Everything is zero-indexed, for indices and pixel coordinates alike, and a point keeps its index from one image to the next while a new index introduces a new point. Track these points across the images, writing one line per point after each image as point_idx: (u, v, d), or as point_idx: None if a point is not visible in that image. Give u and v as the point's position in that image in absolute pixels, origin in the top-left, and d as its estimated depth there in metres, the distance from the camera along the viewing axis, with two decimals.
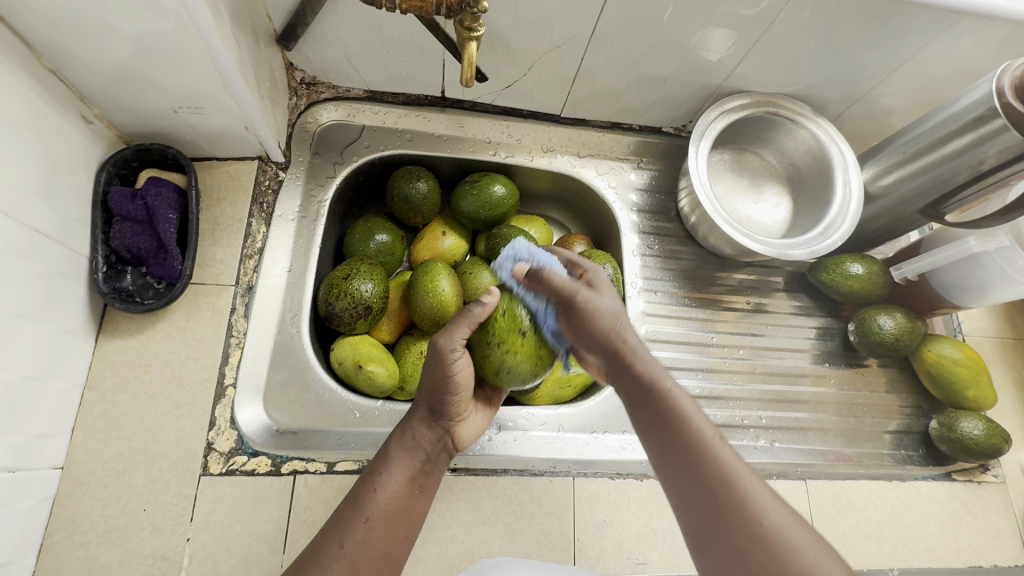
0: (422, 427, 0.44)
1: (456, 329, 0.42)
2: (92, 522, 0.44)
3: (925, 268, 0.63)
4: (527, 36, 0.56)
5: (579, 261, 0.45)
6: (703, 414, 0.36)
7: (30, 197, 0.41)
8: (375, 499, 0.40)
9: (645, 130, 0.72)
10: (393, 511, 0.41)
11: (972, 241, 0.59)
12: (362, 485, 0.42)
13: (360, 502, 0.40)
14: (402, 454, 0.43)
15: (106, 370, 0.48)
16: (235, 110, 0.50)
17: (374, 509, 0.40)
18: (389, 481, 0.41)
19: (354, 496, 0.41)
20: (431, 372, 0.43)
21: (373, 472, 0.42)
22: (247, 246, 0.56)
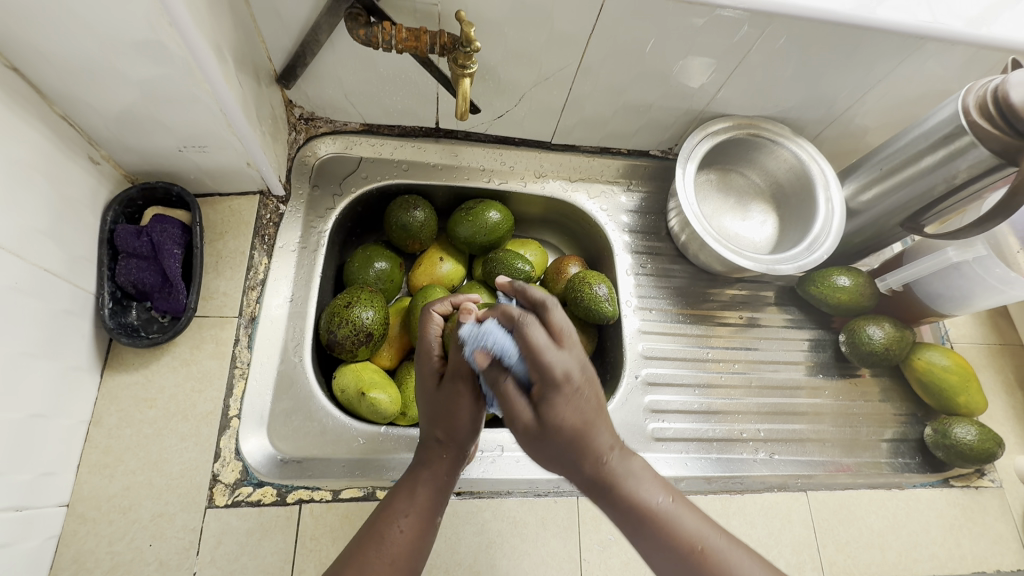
0: (443, 462, 0.42)
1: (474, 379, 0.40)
2: (97, 559, 0.44)
3: (908, 279, 0.64)
4: (517, 69, 0.58)
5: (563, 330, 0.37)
6: (682, 505, 0.38)
7: (40, 238, 0.42)
8: (399, 536, 0.39)
9: (634, 153, 0.75)
10: (411, 550, 0.40)
11: (950, 251, 0.60)
12: (380, 521, 0.40)
13: (384, 536, 0.39)
14: (423, 490, 0.41)
15: (110, 406, 0.49)
16: (238, 147, 0.52)
17: (394, 550, 0.39)
18: (408, 516, 0.40)
19: (373, 535, 0.39)
20: (456, 410, 0.41)
21: (391, 506, 0.41)
22: (249, 278, 0.57)
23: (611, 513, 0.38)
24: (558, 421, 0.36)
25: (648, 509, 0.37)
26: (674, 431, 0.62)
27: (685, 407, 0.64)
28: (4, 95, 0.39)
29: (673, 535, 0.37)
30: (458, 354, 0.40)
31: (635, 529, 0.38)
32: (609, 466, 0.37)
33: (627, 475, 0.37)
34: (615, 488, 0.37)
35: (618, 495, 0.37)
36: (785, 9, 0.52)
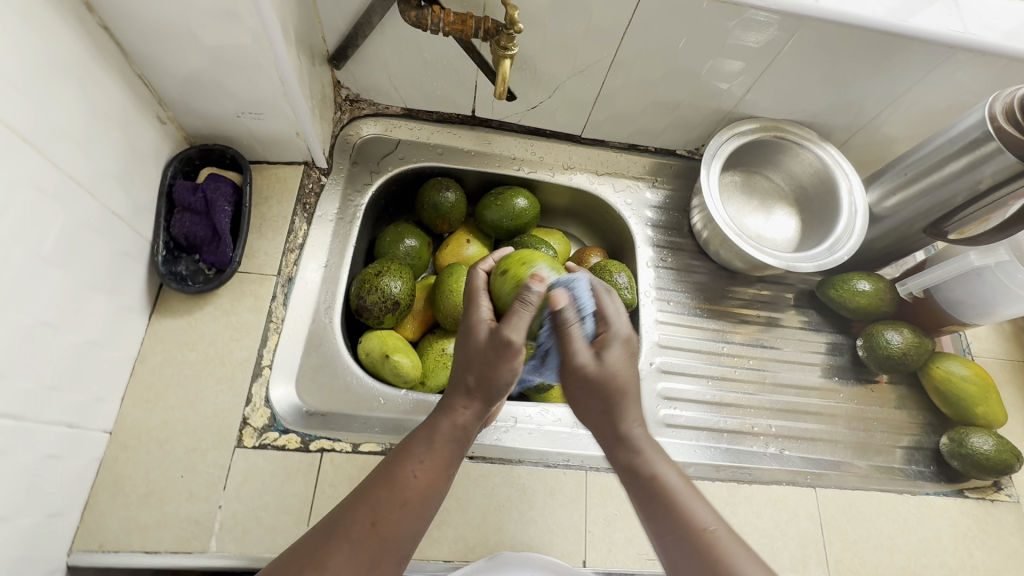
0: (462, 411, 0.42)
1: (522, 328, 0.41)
2: (134, 485, 0.47)
3: (928, 284, 0.64)
4: (554, 60, 0.61)
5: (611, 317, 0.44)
6: (699, 498, 0.39)
7: (111, 183, 0.46)
8: (410, 481, 0.39)
9: (660, 152, 0.77)
10: (425, 486, 0.40)
11: (972, 255, 0.61)
12: (398, 458, 0.40)
13: (397, 475, 0.39)
14: (449, 437, 0.41)
15: (156, 346, 0.52)
16: (290, 117, 0.56)
17: (409, 487, 0.39)
18: (422, 459, 0.40)
19: (390, 466, 0.40)
20: (491, 362, 0.41)
21: (408, 444, 0.41)
22: (289, 241, 0.60)
23: (621, 476, 0.42)
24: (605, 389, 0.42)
25: (676, 493, 0.39)
26: (685, 419, 0.63)
27: (697, 398, 0.65)
28: (95, 50, 0.43)
29: (685, 512, 0.38)
30: (522, 312, 0.41)
31: (660, 514, 0.39)
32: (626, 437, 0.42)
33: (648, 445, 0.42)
34: (639, 461, 0.41)
35: (646, 472, 0.40)
36: (816, 12, 0.54)
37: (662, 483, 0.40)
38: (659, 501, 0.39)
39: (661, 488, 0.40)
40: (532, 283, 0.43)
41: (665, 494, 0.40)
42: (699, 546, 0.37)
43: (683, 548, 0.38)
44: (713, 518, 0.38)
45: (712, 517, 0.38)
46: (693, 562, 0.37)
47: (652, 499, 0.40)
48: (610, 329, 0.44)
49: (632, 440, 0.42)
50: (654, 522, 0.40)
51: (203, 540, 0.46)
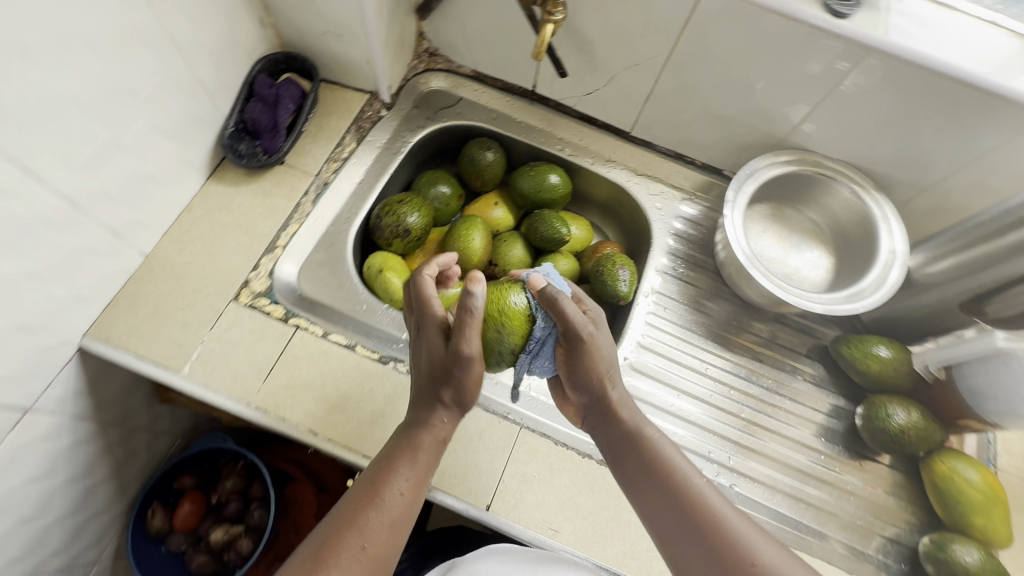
0: (437, 423, 0.47)
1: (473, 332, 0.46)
2: (147, 302, 0.56)
3: (948, 358, 0.59)
4: (612, 48, 0.64)
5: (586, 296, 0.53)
6: (688, 463, 0.46)
7: (206, 58, 0.56)
8: (395, 501, 0.43)
9: (707, 169, 0.76)
10: (405, 507, 0.44)
11: (999, 336, 0.55)
12: (376, 485, 0.44)
13: (381, 497, 0.43)
14: (420, 454, 0.46)
15: (203, 203, 0.62)
16: (364, 45, 0.63)
17: (393, 508, 0.43)
18: (399, 482, 0.44)
19: (371, 493, 0.43)
20: (461, 378, 0.46)
21: (382, 470, 0.44)
22: (336, 152, 0.68)
23: (613, 454, 0.49)
24: (591, 359, 0.48)
25: (665, 456, 0.46)
26: None
27: (662, 406, 0.64)
28: None
29: (675, 476, 0.45)
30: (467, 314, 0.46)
31: (648, 483, 0.46)
32: (615, 413, 0.49)
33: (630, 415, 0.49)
34: (625, 427, 0.48)
35: (631, 437, 0.48)
36: (883, 44, 0.52)
37: (652, 457, 0.46)
38: (643, 467, 0.46)
39: (649, 462, 0.46)
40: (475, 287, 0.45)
41: (657, 467, 0.46)
42: (687, 508, 0.43)
43: (665, 504, 0.44)
44: (699, 475, 0.46)
45: (698, 474, 0.46)
46: (690, 533, 0.43)
47: (644, 474, 0.46)
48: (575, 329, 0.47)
49: (621, 409, 0.49)
50: (647, 497, 0.46)
51: (181, 362, 0.54)
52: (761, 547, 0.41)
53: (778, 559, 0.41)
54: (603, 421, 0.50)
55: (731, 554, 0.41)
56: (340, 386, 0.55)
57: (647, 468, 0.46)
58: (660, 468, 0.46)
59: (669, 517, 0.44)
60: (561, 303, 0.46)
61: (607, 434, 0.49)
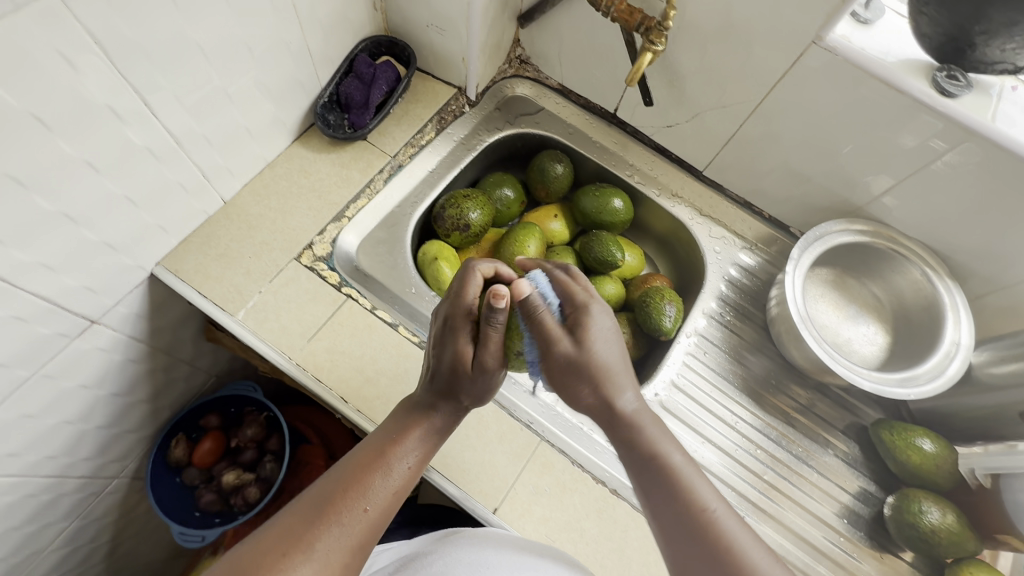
0: (450, 409, 0.48)
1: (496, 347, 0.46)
2: (218, 244, 0.59)
3: (998, 467, 0.57)
4: (703, 86, 0.64)
5: (584, 303, 0.47)
6: (704, 480, 0.42)
7: (318, 30, 0.60)
8: (401, 474, 0.44)
9: (773, 222, 0.75)
10: (407, 483, 0.45)
11: None
12: (386, 452, 0.45)
13: (390, 467, 0.44)
14: (428, 434, 0.47)
15: (285, 163, 0.65)
16: (464, 43, 0.66)
17: (397, 480, 0.44)
18: (408, 456, 0.45)
19: (380, 459, 0.44)
20: (483, 382, 0.48)
21: (394, 442, 0.45)
22: (415, 138, 0.70)
23: (625, 463, 0.45)
24: (583, 374, 0.45)
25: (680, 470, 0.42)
26: None
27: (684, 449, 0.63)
28: None
29: (689, 493, 0.41)
30: (495, 331, 0.45)
31: (662, 498, 0.42)
32: (632, 421, 0.45)
33: (648, 425, 0.45)
34: (638, 437, 0.44)
35: (646, 445, 0.44)
36: (988, 131, 0.50)
37: (667, 469, 0.43)
38: (661, 486, 0.42)
39: (665, 474, 0.42)
40: (499, 300, 0.43)
41: (670, 478, 0.42)
42: (701, 527, 0.40)
43: (682, 531, 0.40)
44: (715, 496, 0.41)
45: (713, 494, 0.42)
46: (701, 556, 0.39)
47: (656, 486, 0.43)
48: (557, 346, 0.45)
49: (633, 418, 0.45)
50: (656, 511, 0.42)
51: (236, 307, 0.57)
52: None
53: None
54: (609, 425, 0.46)
55: None
56: (377, 361, 0.57)
57: (660, 480, 0.43)
58: (675, 485, 0.42)
59: (681, 536, 0.40)
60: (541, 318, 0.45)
61: (620, 444, 0.45)
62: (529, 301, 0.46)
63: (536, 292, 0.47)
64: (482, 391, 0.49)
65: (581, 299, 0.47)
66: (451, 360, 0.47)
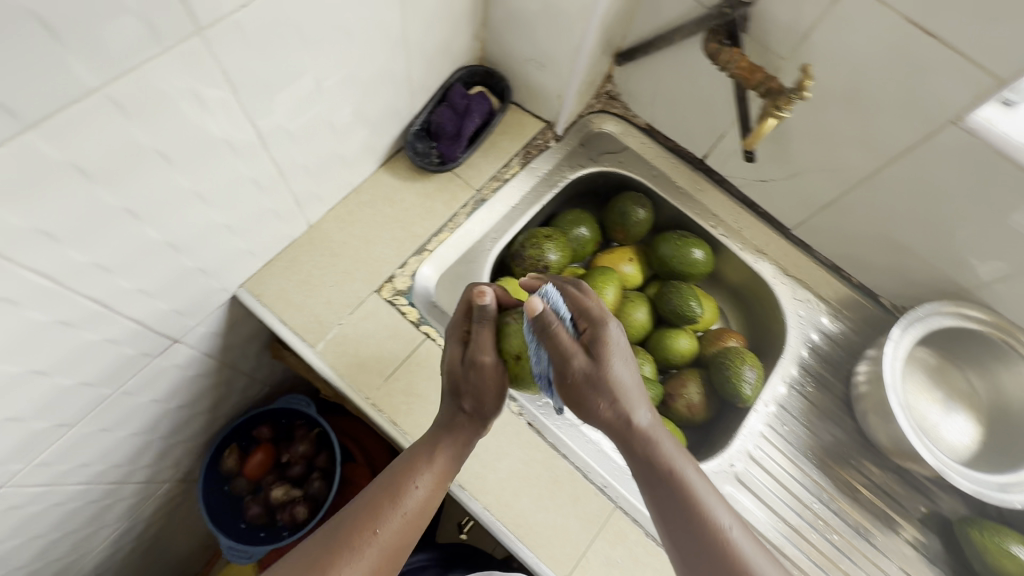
0: (465, 427, 0.46)
1: (489, 340, 0.45)
2: (301, 270, 0.59)
3: None
4: (811, 148, 0.61)
5: (602, 315, 0.42)
6: (719, 497, 0.41)
7: (422, 60, 0.58)
8: (411, 505, 0.42)
9: (862, 289, 0.71)
10: (423, 506, 0.43)
11: None
12: (398, 476, 0.44)
13: (402, 490, 0.43)
14: (440, 454, 0.45)
15: (370, 188, 0.64)
16: (562, 81, 0.64)
17: (409, 504, 0.42)
18: (420, 479, 0.44)
19: (392, 484, 0.43)
20: (484, 388, 0.45)
21: (406, 465, 0.44)
22: (500, 172, 0.68)
23: (638, 479, 0.42)
24: (599, 389, 0.41)
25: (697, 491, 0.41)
26: None
27: (756, 525, 0.60)
28: None
29: (708, 515, 0.40)
30: (484, 335, 0.45)
31: (677, 518, 0.40)
32: (646, 439, 0.41)
33: (664, 442, 0.42)
34: (655, 455, 0.41)
35: (664, 465, 0.41)
36: None
37: (685, 491, 0.41)
38: (679, 512, 0.40)
39: (684, 497, 0.40)
40: (484, 298, 0.46)
41: (688, 499, 0.40)
42: (720, 549, 0.39)
43: (700, 554, 0.39)
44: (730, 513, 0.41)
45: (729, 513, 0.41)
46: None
47: (673, 509, 0.41)
48: (574, 365, 0.41)
49: (647, 437, 0.41)
50: (671, 532, 0.41)
51: (316, 338, 0.56)
52: None
53: None
54: (632, 452, 0.42)
55: None
56: None
57: (678, 503, 0.40)
58: (693, 508, 0.40)
59: (699, 559, 0.39)
60: (555, 325, 0.40)
61: (633, 460, 0.42)
62: (543, 317, 0.41)
63: (547, 308, 0.42)
64: (488, 397, 0.46)
65: (598, 311, 0.42)
66: (447, 365, 0.47)
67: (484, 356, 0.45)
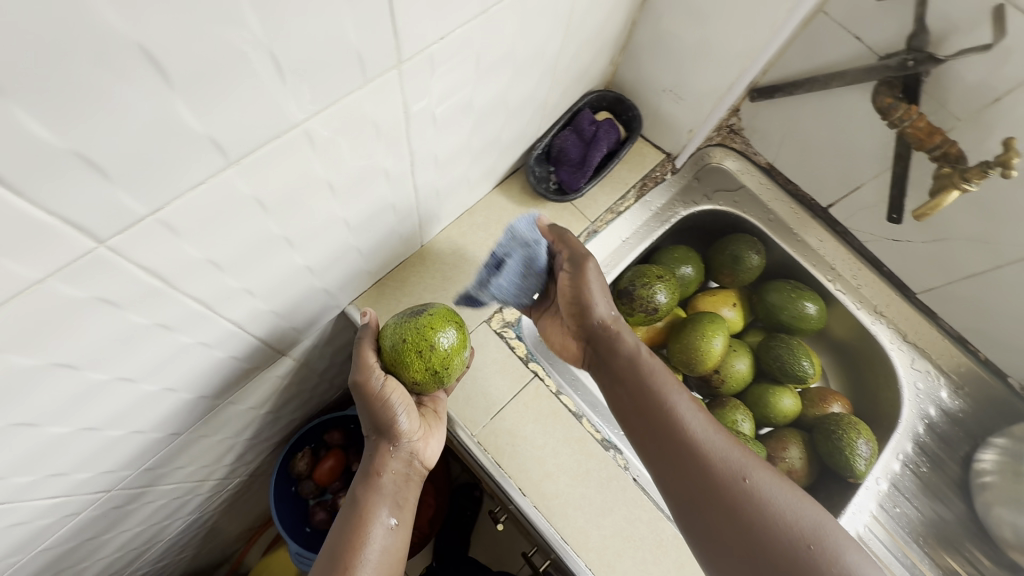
0: (392, 463, 0.49)
1: (369, 362, 0.47)
2: (411, 292, 0.56)
3: None
4: (968, 215, 0.57)
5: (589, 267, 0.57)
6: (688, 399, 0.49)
7: (562, 84, 0.55)
8: (378, 541, 0.46)
9: (989, 367, 0.66)
10: (388, 547, 0.46)
11: None
12: (350, 532, 0.46)
13: (358, 544, 0.45)
14: (375, 495, 0.47)
15: (484, 211, 0.61)
16: (699, 115, 0.60)
17: (370, 552, 0.45)
18: (371, 526, 0.46)
19: (346, 541, 0.45)
20: (374, 415, 0.47)
21: (352, 521, 0.46)
22: (616, 204, 0.65)
23: (614, 383, 0.52)
24: (595, 289, 0.54)
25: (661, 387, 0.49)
26: None
27: None
28: None
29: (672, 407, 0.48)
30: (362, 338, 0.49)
31: (646, 412, 0.49)
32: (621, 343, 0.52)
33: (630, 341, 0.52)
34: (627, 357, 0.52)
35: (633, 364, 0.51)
36: None
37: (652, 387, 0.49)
38: (646, 406, 0.49)
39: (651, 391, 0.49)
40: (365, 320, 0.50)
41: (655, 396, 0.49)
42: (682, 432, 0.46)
43: (667, 442, 0.47)
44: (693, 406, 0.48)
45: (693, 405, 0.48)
46: (683, 457, 0.45)
47: (645, 406, 0.49)
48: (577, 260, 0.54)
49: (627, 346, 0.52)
50: (646, 430, 0.48)
51: None
52: (755, 475, 0.44)
53: (771, 484, 0.43)
54: (611, 354, 0.53)
55: (727, 483, 0.43)
56: (558, 456, 0.53)
57: (647, 397, 0.49)
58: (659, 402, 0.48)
59: (666, 446, 0.46)
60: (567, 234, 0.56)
61: (613, 366, 0.52)
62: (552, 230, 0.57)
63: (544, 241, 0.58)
64: (393, 428, 0.48)
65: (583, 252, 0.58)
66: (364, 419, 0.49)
67: (372, 380, 0.46)
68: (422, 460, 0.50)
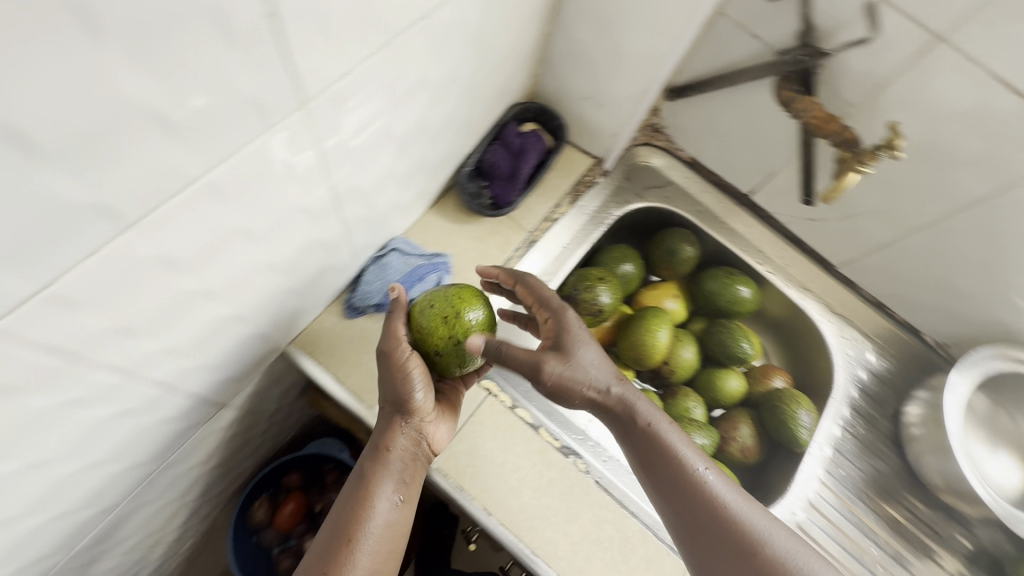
0: (399, 440, 0.46)
1: (394, 335, 0.46)
2: (353, 324, 0.55)
3: None
4: (871, 192, 0.61)
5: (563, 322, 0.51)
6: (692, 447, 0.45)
7: (484, 101, 0.56)
8: (382, 515, 0.43)
9: (905, 327, 0.72)
10: (390, 524, 0.43)
11: None
12: (352, 505, 0.43)
13: (360, 518, 0.42)
14: (381, 470, 0.45)
15: (420, 232, 0.61)
16: (620, 119, 0.62)
17: (371, 527, 0.42)
18: (375, 500, 0.43)
19: (349, 512, 0.43)
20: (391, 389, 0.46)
21: (356, 493, 0.44)
22: (551, 212, 0.66)
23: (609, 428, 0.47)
24: (575, 348, 0.47)
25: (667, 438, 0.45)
26: None
27: None
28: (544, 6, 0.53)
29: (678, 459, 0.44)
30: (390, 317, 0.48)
31: (651, 462, 0.45)
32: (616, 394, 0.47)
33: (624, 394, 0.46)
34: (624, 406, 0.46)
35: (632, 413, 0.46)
36: None
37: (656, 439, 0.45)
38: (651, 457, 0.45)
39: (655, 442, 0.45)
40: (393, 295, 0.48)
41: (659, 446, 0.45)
42: (691, 487, 0.43)
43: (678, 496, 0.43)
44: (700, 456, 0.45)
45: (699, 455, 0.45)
46: (692, 510, 0.42)
47: (649, 456, 0.45)
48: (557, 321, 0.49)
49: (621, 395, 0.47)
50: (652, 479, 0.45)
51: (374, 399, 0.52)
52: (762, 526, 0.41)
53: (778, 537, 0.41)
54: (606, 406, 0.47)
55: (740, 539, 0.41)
56: (520, 470, 0.53)
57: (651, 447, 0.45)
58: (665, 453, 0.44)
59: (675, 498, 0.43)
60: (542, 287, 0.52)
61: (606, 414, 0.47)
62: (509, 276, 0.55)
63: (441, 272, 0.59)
64: (408, 404, 0.46)
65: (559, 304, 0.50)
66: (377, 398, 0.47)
67: (400, 351, 0.46)
68: (433, 442, 0.48)
